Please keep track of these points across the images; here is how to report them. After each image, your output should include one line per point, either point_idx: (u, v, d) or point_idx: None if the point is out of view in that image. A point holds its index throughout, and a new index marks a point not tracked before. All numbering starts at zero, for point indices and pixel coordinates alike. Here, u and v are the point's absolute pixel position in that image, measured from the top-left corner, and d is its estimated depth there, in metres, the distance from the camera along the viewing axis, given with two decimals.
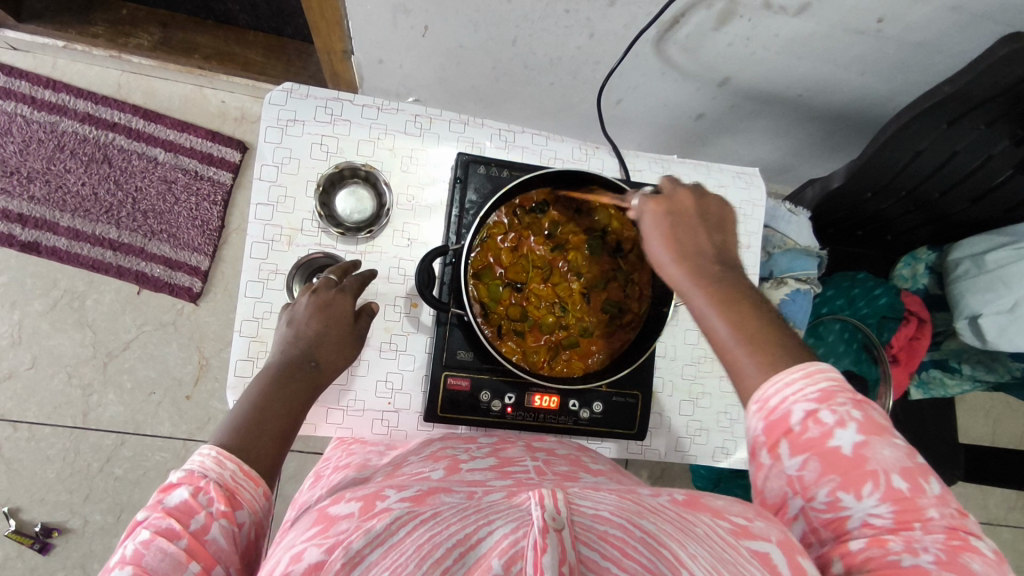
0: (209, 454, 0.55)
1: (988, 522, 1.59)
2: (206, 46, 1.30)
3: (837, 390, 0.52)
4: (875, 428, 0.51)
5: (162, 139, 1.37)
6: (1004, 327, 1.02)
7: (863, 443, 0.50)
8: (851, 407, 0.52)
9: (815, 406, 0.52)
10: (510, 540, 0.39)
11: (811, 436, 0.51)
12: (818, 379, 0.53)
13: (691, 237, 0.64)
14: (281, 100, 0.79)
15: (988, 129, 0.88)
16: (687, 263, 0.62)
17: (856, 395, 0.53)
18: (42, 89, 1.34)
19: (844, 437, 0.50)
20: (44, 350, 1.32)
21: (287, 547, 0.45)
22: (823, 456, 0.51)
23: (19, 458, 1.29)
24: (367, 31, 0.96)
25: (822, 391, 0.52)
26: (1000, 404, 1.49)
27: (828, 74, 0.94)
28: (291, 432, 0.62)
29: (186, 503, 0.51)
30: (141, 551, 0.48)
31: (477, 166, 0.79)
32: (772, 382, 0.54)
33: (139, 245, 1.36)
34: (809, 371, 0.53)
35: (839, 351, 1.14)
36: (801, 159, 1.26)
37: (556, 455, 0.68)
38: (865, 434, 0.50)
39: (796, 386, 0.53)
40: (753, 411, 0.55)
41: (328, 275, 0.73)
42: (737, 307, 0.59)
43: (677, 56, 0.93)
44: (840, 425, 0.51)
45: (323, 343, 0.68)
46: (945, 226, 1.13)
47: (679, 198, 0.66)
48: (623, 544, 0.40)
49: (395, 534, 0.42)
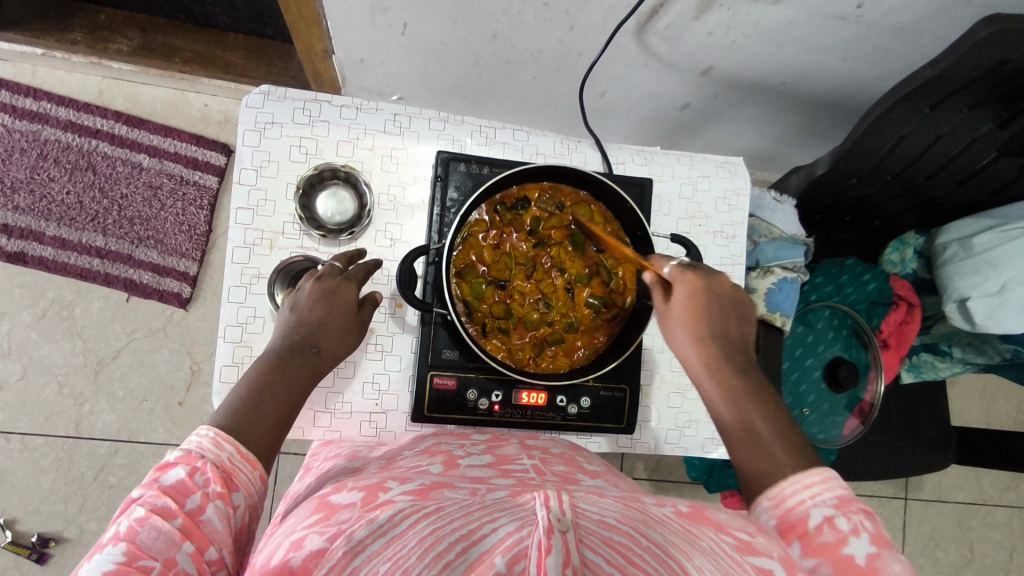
0: (207, 436, 0.55)
1: (983, 502, 1.59)
2: (187, 50, 1.29)
3: (852, 500, 0.52)
4: (885, 541, 0.49)
5: (146, 145, 1.36)
6: (993, 309, 1.02)
7: (877, 555, 0.48)
8: (863, 517, 0.50)
9: (833, 512, 0.50)
10: (514, 539, 0.40)
11: (825, 540, 0.49)
12: (835, 487, 0.53)
13: (720, 322, 0.68)
14: (258, 103, 0.78)
15: (970, 111, 0.88)
16: (710, 346, 0.66)
17: (870, 510, 0.52)
18: (22, 97, 1.33)
19: (857, 545, 0.48)
20: (34, 361, 1.31)
21: (287, 533, 0.45)
22: (836, 562, 0.48)
23: (13, 469, 1.29)
24: (346, 30, 0.95)
25: (839, 498, 0.52)
26: (993, 385, 1.50)
27: (810, 61, 0.94)
28: (288, 417, 0.62)
29: (182, 482, 0.51)
30: (135, 528, 0.48)
31: (458, 163, 0.79)
32: (791, 482, 0.54)
33: (127, 252, 1.35)
34: (827, 478, 0.54)
35: (828, 339, 1.14)
36: (787, 146, 1.26)
37: (550, 455, 0.68)
38: (877, 547, 0.48)
39: (815, 490, 0.53)
40: (764, 507, 0.54)
41: (333, 262, 0.73)
42: (751, 404, 0.63)
43: (658, 47, 0.92)
44: (855, 534, 0.49)
45: (325, 329, 0.68)
46: (932, 210, 1.13)
47: (717, 281, 0.69)
48: (628, 552, 0.41)
49: (398, 525, 0.42)
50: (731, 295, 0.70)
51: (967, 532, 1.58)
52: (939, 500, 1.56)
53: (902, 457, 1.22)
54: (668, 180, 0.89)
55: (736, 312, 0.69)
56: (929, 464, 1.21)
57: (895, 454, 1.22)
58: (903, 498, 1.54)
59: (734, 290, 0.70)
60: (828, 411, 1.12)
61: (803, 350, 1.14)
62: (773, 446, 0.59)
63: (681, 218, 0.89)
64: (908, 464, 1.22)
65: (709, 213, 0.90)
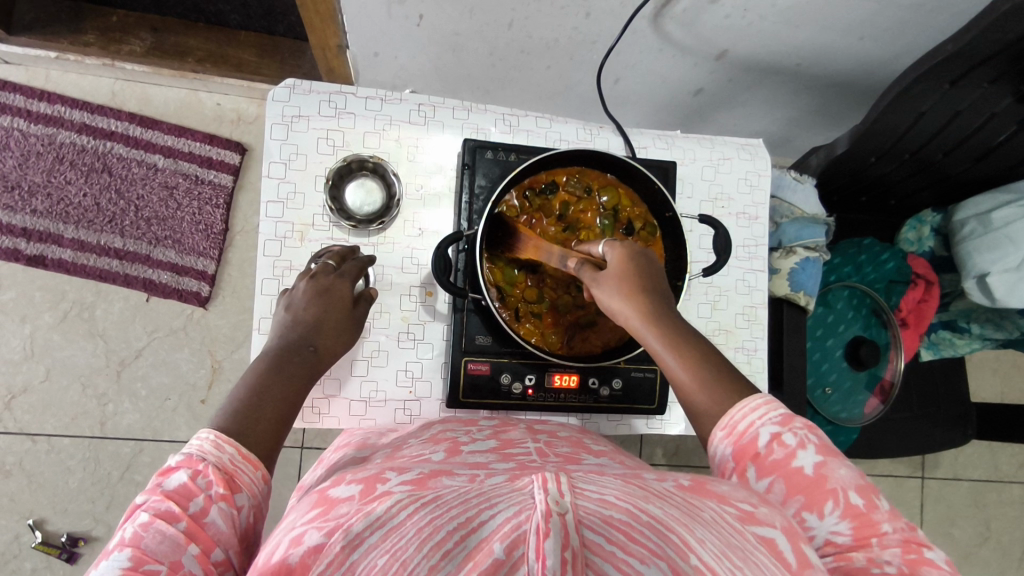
0: (208, 439, 0.55)
1: (999, 479, 1.61)
2: (199, 49, 1.29)
3: (793, 416, 0.56)
4: (828, 449, 0.55)
5: (161, 145, 1.37)
6: (1013, 284, 1.03)
7: (822, 463, 0.54)
8: (806, 431, 0.56)
9: (779, 429, 0.55)
10: (512, 524, 0.39)
11: (776, 458, 0.54)
12: (777, 407, 0.57)
13: (648, 275, 0.64)
14: (284, 96, 0.78)
15: (989, 87, 0.87)
16: (644, 302, 0.61)
17: (808, 421, 0.57)
18: (36, 101, 1.34)
19: (805, 458, 0.54)
20: (57, 363, 1.32)
21: (286, 530, 0.44)
22: (787, 477, 0.53)
23: (40, 471, 1.30)
24: (361, 25, 0.96)
25: (783, 415, 0.56)
26: (1007, 361, 1.51)
27: (825, 41, 0.94)
28: (290, 412, 0.63)
29: (185, 486, 0.51)
30: (140, 534, 0.47)
31: (485, 151, 0.79)
32: (739, 409, 0.57)
33: (145, 252, 1.36)
34: (769, 400, 0.57)
35: (848, 319, 1.14)
36: (800, 128, 1.26)
37: (556, 438, 0.68)
38: (822, 455, 0.54)
39: (761, 412, 0.56)
40: (719, 436, 0.57)
41: (325, 261, 0.74)
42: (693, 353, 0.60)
43: (674, 31, 0.93)
44: (801, 447, 0.54)
45: (323, 329, 0.69)
46: (948, 187, 1.13)
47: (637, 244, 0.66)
48: (628, 529, 0.39)
49: (396, 516, 0.41)
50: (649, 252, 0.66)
51: (984, 509, 1.59)
52: (955, 478, 1.58)
53: (921, 435, 1.22)
54: (691, 163, 0.89)
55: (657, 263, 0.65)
56: (949, 442, 1.22)
57: (914, 432, 1.22)
58: (920, 477, 1.55)
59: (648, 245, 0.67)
60: (850, 390, 1.13)
61: (824, 330, 1.14)
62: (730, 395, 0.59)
63: (703, 200, 0.89)
64: (928, 442, 1.23)
65: (731, 194, 0.90)
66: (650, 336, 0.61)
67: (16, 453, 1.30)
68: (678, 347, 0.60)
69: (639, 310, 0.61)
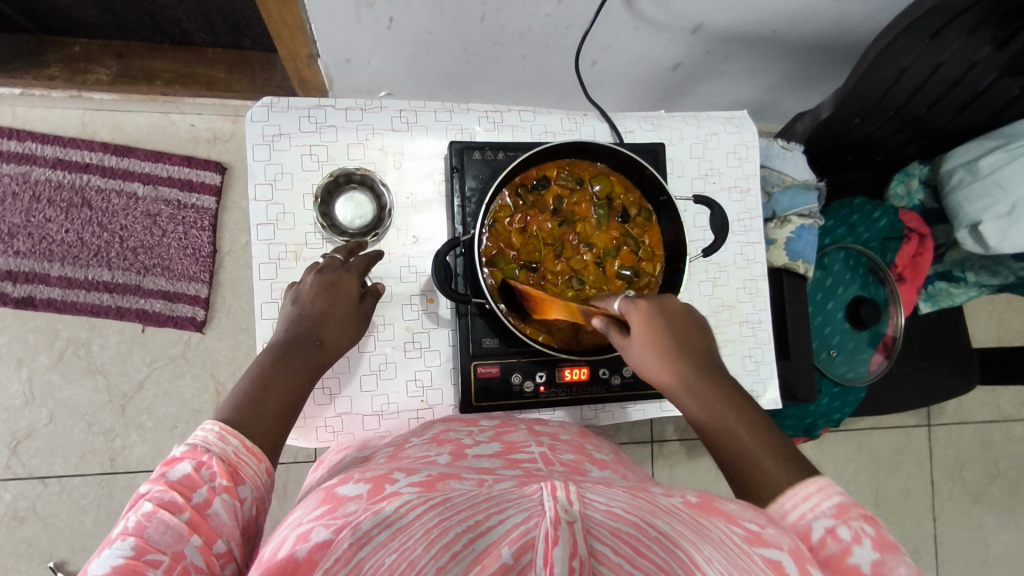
0: (212, 430, 0.55)
1: (1003, 419, 1.63)
2: (166, 71, 1.27)
3: (850, 505, 0.50)
4: (888, 545, 0.47)
5: (138, 173, 1.35)
6: (1005, 230, 1.02)
7: (882, 562, 0.46)
8: (864, 523, 0.48)
9: (833, 521, 0.48)
10: (521, 529, 0.39)
11: (830, 552, 0.47)
12: (832, 495, 0.50)
13: (679, 340, 0.64)
14: (262, 116, 0.77)
15: (970, 36, 0.86)
16: (673, 366, 0.63)
17: (867, 512, 0.50)
18: (6, 140, 1.30)
19: (861, 553, 0.46)
20: (59, 404, 1.31)
21: (293, 526, 0.43)
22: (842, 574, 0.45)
23: (54, 512, 1.29)
24: (331, 32, 0.94)
25: (838, 506, 0.49)
26: (1002, 303, 1.52)
27: (800, 5, 0.93)
28: (298, 403, 0.63)
29: (189, 477, 0.50)
30: (143, 523, 0.46)
31: (472, 152, 0.78)
32: (788, 495, 0.52)
33: (134, 283, 1.34)
34: (823, 486, 0.51)
35: (846, 280, 1.15)
36: (780, 93, 1.26)
37: (559, 441, 0.68)
38: (881, 552, 0.46)
39: (812, 502, 0.50)
40: None
41: (333, 254, 0.74)
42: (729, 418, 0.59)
43: (648, 9, 0.92)
44: (857, 542, 0.47)
45: (329, 319, 0.69)
46: (933, 139, 1.13)
47: (664, 305, 0.65)
48: (635, 541, 0.40)
49: (405, 516, 0.41)
50: (683, 315, 0.66)
51: (991, 449, 1.62)
52: (959, 422, 1.60)
53: (929, 388, 1.24)
54: (678, 142, 0.89)
55: (694, 327, 0.66)
56: (954, 389, 1.23)
57: (921, 386, 1.24)
58: (926, 426, 1.57)
59: (691, 313, 0.67)
60: (854, 350, 1.14)
61: (824, 294, 1.14)
62: (774, 474, 0.55)
63: (694, 178, 0.89)
64: (935, 393, 1.24)
65: (721, 169, 0.90)
66: (689, 402, 0.62)
67: (29, 498, 1.29)
68: (716, 408, 0.60)
69: (674, 374, 0.63)
